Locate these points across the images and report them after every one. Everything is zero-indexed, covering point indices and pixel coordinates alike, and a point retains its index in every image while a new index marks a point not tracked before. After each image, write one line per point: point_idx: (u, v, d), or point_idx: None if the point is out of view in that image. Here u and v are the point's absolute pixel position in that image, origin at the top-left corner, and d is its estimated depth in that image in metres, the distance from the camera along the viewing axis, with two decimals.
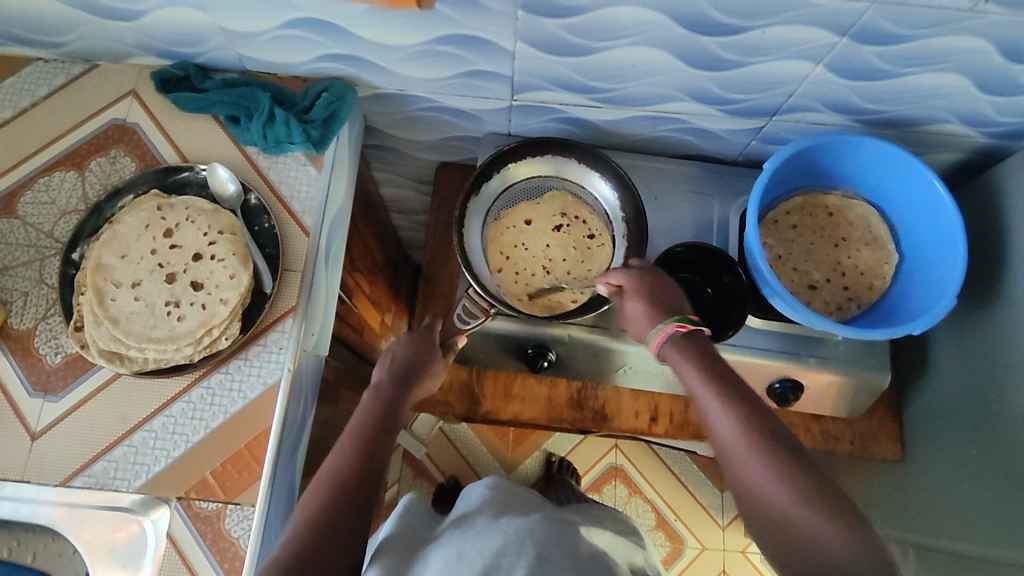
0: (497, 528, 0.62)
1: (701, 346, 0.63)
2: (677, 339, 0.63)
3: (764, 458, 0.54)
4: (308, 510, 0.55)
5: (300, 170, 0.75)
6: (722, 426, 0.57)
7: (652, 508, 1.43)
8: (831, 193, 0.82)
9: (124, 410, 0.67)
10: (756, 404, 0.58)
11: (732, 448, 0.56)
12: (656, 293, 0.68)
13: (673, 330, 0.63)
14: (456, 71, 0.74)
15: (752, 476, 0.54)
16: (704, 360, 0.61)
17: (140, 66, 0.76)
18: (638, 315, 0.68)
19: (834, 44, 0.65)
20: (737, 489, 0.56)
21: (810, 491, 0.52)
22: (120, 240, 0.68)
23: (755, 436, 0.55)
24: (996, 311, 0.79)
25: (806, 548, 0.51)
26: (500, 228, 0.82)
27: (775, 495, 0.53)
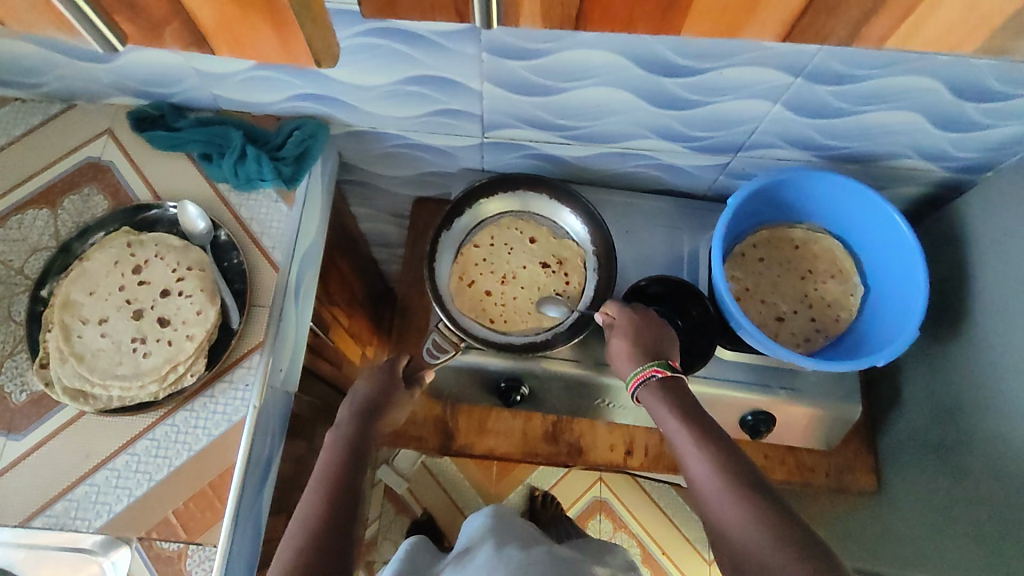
0: (498, 561, 0.64)
1: (678, 390, 0.65)
2: (655, 382, 0.66)
3: (730, 492, 0.55)
4: (283, 559, 0.54)
5: (272, 207, 0.76)
6: (693, 464, 0.59)
7: (638, 542, 1.40)
8: (797, 227, 0.84)
9: (88, 448, 0.67)
10: (727, 443, 0.59)
11: (704, 485, 0.57)
12: (639, 331, 0.70)
13: (650, 374, 0.66)
14: (427, 109, 0.75)
15: (722, 510, 0.55)
16: (679, 403, 0.64)
17: (116, 106, 0.78)
18: (620, 353, 0.69)
19: (789, 84, 0.67)
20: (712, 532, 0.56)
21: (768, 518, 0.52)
22: (89, 276, 0.69)
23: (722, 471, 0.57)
24: (959, 342, 0.79)
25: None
26: (491, 240, 0.84)
27: (738, 526, 0.53)
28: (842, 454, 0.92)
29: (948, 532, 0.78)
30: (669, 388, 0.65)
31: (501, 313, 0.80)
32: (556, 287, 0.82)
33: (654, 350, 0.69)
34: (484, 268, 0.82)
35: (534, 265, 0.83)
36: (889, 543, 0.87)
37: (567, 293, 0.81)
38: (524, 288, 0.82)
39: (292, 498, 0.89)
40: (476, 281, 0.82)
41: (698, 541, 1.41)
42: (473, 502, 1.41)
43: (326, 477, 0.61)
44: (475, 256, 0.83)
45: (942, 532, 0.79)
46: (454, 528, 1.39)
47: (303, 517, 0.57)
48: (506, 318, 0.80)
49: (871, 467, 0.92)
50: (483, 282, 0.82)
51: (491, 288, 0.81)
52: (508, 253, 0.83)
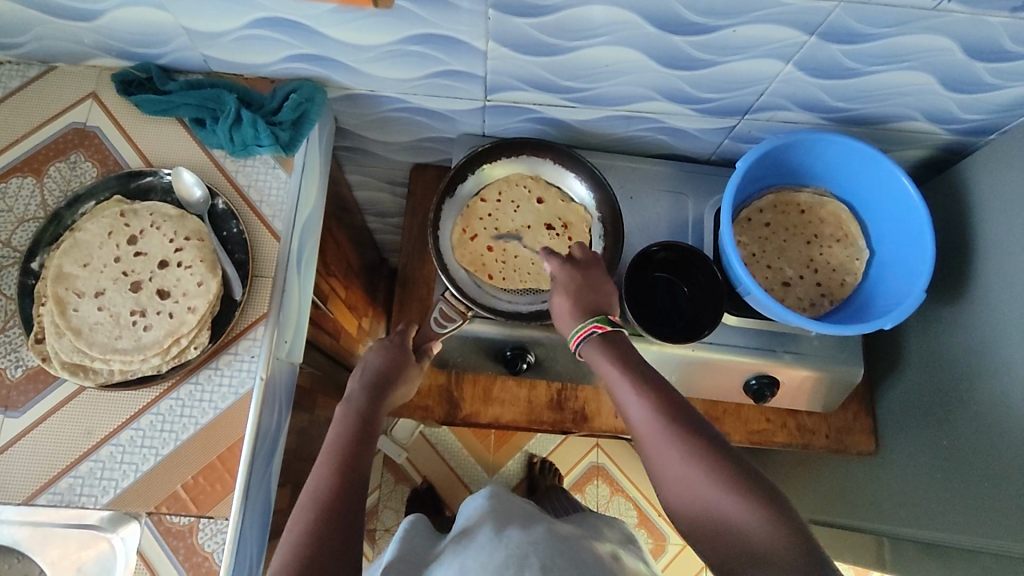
0: (502, 542, 0.62)
1: (620, 344, 0.66)
2: (597, 339, 0.66)
3: (681, 449, 0.58)
4: (294, 532, 0.56)
5: (270, 173, 0.73)
6: (643, 422, 0.61)
7: (635, 505, 1.43)
8: (803, 190, 0.83)
9: (90, 423, 0.65)
10: (672, 398, 0.61)
11: (656, 445, 0.60)
12: (580, 287, 0.69)
13: (591, 331, 0.66)
14: (429, 71, 0.73)
15: (675, 470, 0.58)
16: (621, 358, 0.64)
17: (100, 68, 0.74)
18: (563, 311, 0.69)
19: (804, 43, 0.65)
20: (664, 484, 0.60)
21: (729, 480, 0.56)
22: (82, 247, 0.66)
23: (671, 430, 0.59)
24: (961, 303, 0.80)
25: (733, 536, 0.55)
26: (500, 195, 0.82)
27: (695, 481, 0.57)
28: (842, 416, 0.93)
29: (949, 486, 0.80)
30: (609, 341, 0.65)
31: (498, 269, 0.79)
32: (558, 251, 0.80)
33: (595, 305, 0.68)
34: (488, 223, 0.81)
35: (540, 226, 0.81)
36: (890, 501, 0.90)
37: (569, 258, 0.80)
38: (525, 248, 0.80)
39: (296, 470, 0.88)
40: (479, 236, 0.80)
41: None
42: (472, 471, 1.42)
43: (335, 456, 0.62)
44: (481, 212, 0.81)
45: (944, 488, 0.81)
46: (454, 496, 1.40)
47: (314, 493, 0.59)
48: (502, 277, 0.79)
49: (869, 428, 0.93)
50: (485, 237, 0.80)
51: (493, 243, 0.80)
52: (514, 212, 0.81)
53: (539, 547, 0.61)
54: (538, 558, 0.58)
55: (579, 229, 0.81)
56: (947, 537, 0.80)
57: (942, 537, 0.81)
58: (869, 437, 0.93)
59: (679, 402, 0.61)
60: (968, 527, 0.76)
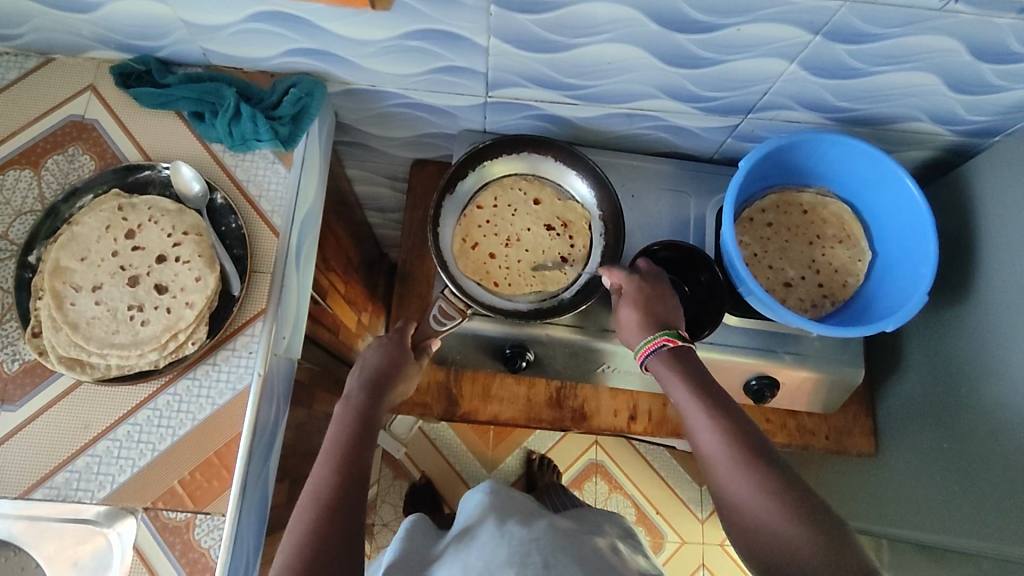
0: (503, 539, 0.61)
1: (689, 360, 0.66)
2: (667, 352, 0.66)
3: (749, 473, 0.58)
4: (296, 530, 0.56)
5: (269, 168, 0.73)
6: (707, 439, 0.61)
7: (633, 503, 1.43)
8: (805, 191, 0.82)
9: (87, 418, 0.65)
10: (742, 420, 0.61)
11: (723, 466, 0.59)
12: (647, 301, 0.69)
13: (661, 344, 0.66)
14: (430, 66, 0.72)
15: (740, 492, 0.58)
16: (691, 375, 0.64)
17: (98, 60, 0.74)
18: (631, 323, 0.69)
19: (808, 43, 0.65)
20: (726, 507, 0.59)
21: (790, 501, 0.56)
22: (79, 241, 0.66)
23: (739, 453, 0.59)
24: (964, 306, 0.80)
25: (788, 560, 0.54)
26: (496, 200, 0.82)
27: (759, 507, 0.56)
28: (842, 417, 0.92)
29: (949, 489, 0.80)
30: (678, 356, 0.66)
31: (504, 275, 0.79)
32: (560, 250, 0.80)
33: (662, 318, 0.69)
34: (486, 229, 0.80)
35: (539, 227, 0.81)
36: (889, 502, 0.90)
37: (571, 257, 0.80)
38: (526, 250, 0.80)
39: (295, 466, 0.88)
40: (479, 243, 0.80)
41: (691, 501, 1.44)
42: (470, 467, 1.42)
43: (335, 454, 0.62)
44: (478, 218, 0.81)
45: (944, 490, 0.80)
46: (452, 492, 1.40)
47: (314, 490, 0.59)
48: (507, 282, 0.79)
49: (869, 429, 0.92)
50: (486, 245, 0.80)
51: (494, 249, 0.80)
52: (511, 216, 0.81)
53: (541, 544, 0.61)
54: (541, 555, 0.58)
55: (579, 228, 0.81)
56: (945, 540, 0.80)
57: (942, 540, 0.80)
58: (869, 440, 0.92)
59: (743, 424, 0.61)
60: (967, 530, 0.76)
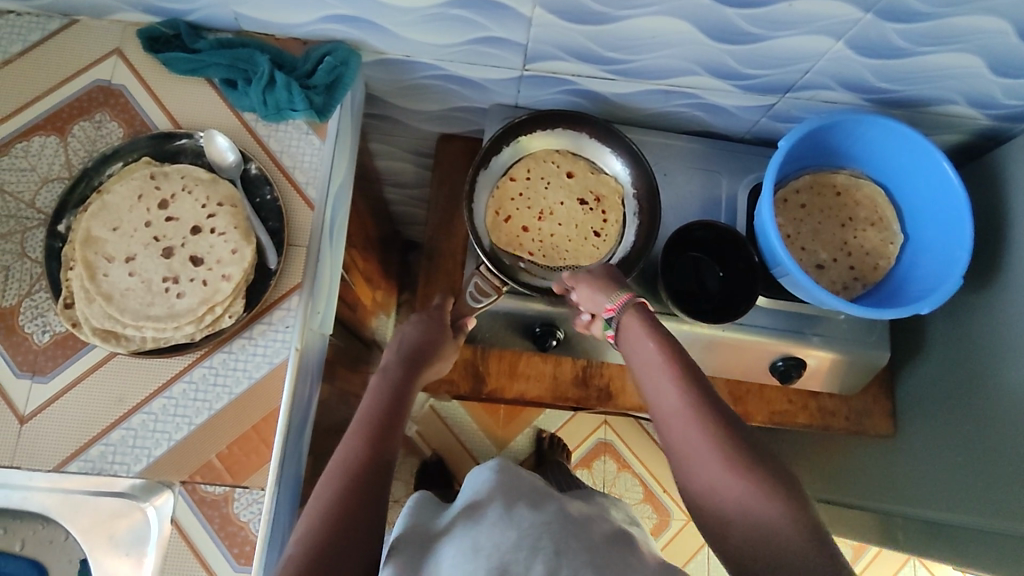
0: (511, 521, 0.60)
1: (651, 321, 0.65)
2: (633, 311, 0.65)
3: (709, 439, 0.57)
4: (322, 498, 0.56)
5: (303, 139, 0.71)
6: (669, 401, 0.60)
7: (640, 482, 1.44)
8: (840, 172, 0.82)
9: (121, 390, 0.64)
10: (706, 386, 0.60)
11: (683, 430, 0.58)
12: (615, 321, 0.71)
13: (627, 303, 0.66)
14: (468, 36, 0.70)
15: (700, 457, 0.57)
16: (656, 337, 0.63)
17: (124, 23, 0.71)
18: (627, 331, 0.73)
19: (858, 20, 0.64)
20: (683, 470, 0.59)
21: (752, 469, 0.55)
22: (110, 210, 0.64)
23: (700, 419, 0.58)
24: (992, 290, 0.80)
25: (751, 527, 0.53)
26: (529, 173, 0.80)
27: (721, 474, 0.56)
28: (863, 399, 0.93)
29: (974, 471, 0.81)
30: (643, 317, 0.65)
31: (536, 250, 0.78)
32: (594, 225, 0.79)
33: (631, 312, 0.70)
34: (519, 202, 0.79)
35: (573, 201, 0.80)
36: (907, 482, 0.91)
37: (604, 231, 0.79)
38: (559, 224, 0.79)
39: (319, 441, 0.87)
40: (512, 216, 0.79)
41: None
42: (481, 446, 1.43)
43: (366, 426, 0.62)
44: (511, 191, 0.80)
45: (967, 471, 0.82)
46: (462, 469, 1.40)
47: (344, 460, 0.59)
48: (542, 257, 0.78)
49: (888, 411, 0.93)
50: (520, 218, 0.79)
51: (527, 222, 0.79)
52: (547, 189, 0.80)
53: (552, 529, 0.59)
54: (552, 541, 0.57)
55: (612, 204, 0.80)
56: (953, 518, 0.84)
57: (977, 523, 0.81)
58: (889, 420, 0.93)
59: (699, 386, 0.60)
60: (996, 511, 0.78)
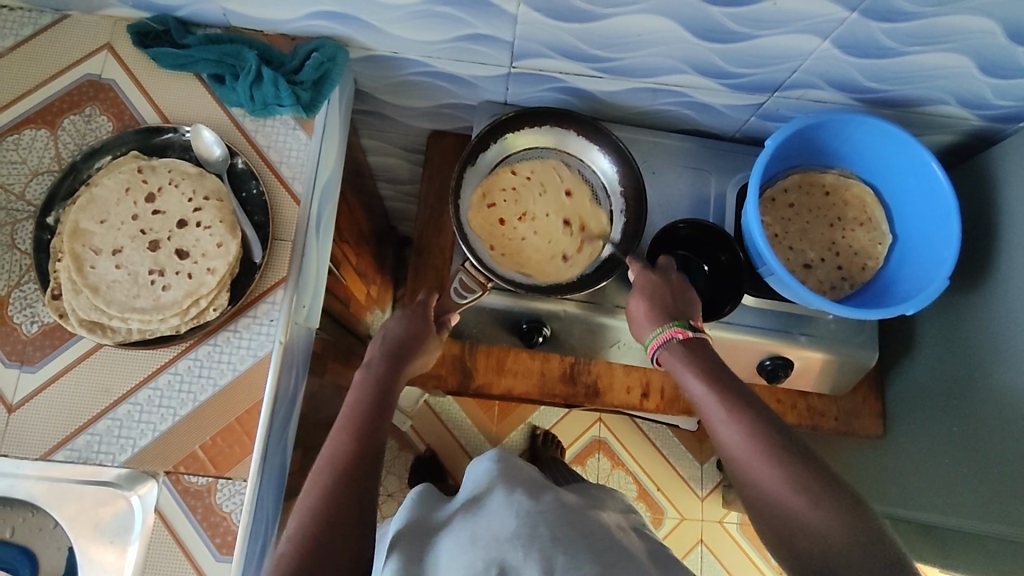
0: (509, 511, 0.60)
1: (698, 350, 0.68)
2: (677, 342, 0.68)
3: (761, 454, 0.58)
4: (311, 496, 0.56)
5: (290, 134, 0.72)
6: (720, 422, 0.62)
7: (634, 480, 1.45)
8: (829, 172, 0.82)
9: (108, 381, 0.65)
10: (756, 409, 0.61)
11: (736, 449, 0.60)
12: (660, 295, 0.71)
13: (672, 334, 0.69)
14: (455, 34, 0.71)
15: (756, 475, 0.58)
16: (705, 365, 0.66)
17: (114, 18, 0.72)
18: (640, 316, 0.72)
19: (844, 20, 0.64)
20: (743, 488, 0.59)
21: (808, 483, 0.56)
22: (98, 203, 0.65)
23: (752, 437, 0.59)
24: (982, 291, 0.80)
25: (809, 538, 0.54)
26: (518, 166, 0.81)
27: (777, 488, 0.56)
28: (852, 400, 0.92)
29: (965, 471, 0.80)
30: (688, 346, 0.68)
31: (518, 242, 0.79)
32: (578, 226, 0.80)
33: (673, 311, 0.71)
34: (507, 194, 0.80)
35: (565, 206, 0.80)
36: (897, 484, 0.91)
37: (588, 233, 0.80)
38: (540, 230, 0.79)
39: (308, 434, 0.88)
40: (499, 207, 0.79)
41: (691, 479, 1.46)
42: (475, 442, 1.43)
43: (351, 420, 0.63)
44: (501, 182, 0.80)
45: (957, 472, 0.81)
46: (456, 465, 1.41)
47: (330, 457, 0.59)
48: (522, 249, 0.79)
49: (877, 411, 0.93)
50: (503, 209, 0.79)
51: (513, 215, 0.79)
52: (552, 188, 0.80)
53: (547, 517, 0.59)
54: (548, 529, 0.57)
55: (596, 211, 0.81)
56: (945, 521, 0.84)
57: (958, 524, 0.81)
58: (878, 421, 0.93)
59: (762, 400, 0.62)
60: (982, 514, 0.77)
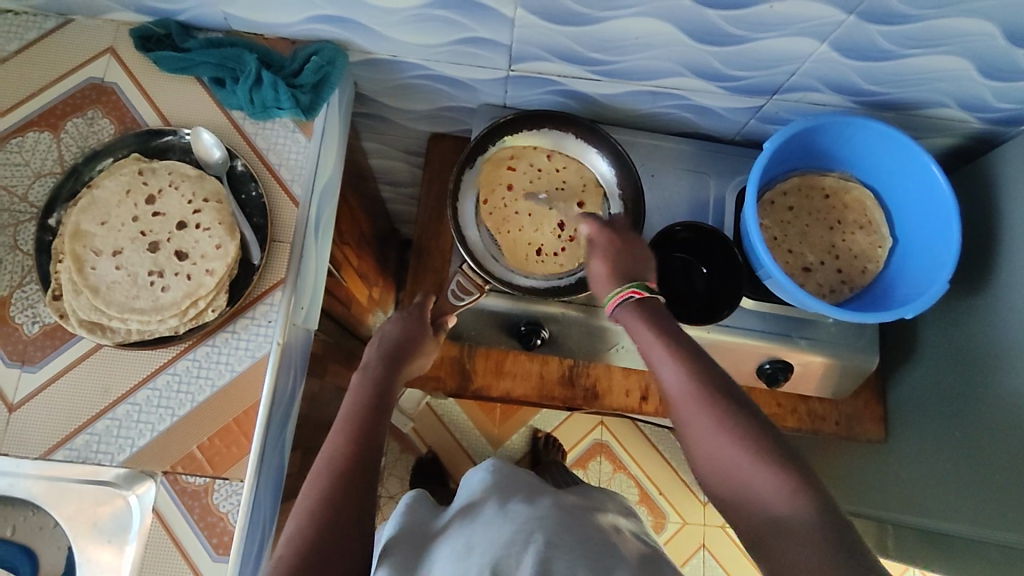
0: (505, 517, 0.60)
1: (654, 310, 0.65)
2: (632, 302, 0.66)
3: (712, 418, 0.57)
4: (309, 497, 0.56)
5: (289, 137, 0.73)
6: (672, 384, 0.60)
7: (636, 483, 1.44)
8: (828, 175, 0.82)
9: (107, 381, 0.65)
10: (707, 369, 0.60)
11: (687, 412, 0.58)
12: (619, 256, 0.70)
13: (627, 295, 0.66)
14: (453, 37, 0.71)
15: (707, 438, 0.57)
16: (658, 323, 0.63)
17: (117, 22, 0.73)
18: (600, 275, 0.70)
19: (842, 22, 0.63)
20: (694, 450, 0.58)
21: (760, 449, 0.54)
22: (99, 205, 0.66)
23: (704, 400, 0.58)
24: (984, 294, 0.79)
25: (761, 504, 0.53)
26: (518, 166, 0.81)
27: (730, 453, 0.55)
28: (853, 404, 0.92)
29: (967, 477, 0.80)
30: (645, 307, 0.65)
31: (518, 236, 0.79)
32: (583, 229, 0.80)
33: (631, 271, 0.69)
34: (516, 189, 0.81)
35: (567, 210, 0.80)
36: (899, 489, 0.91)
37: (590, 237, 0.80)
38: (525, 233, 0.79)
39: (308, 435, 0.88)
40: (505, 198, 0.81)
41: (694, 483, 1.45)
42: (476, 444, 1.43)
43: (349, 421, 0.63)
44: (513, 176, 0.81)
45: (959, 477, 0.81)
46: (457, 467, 1.41)
47: (328, 460, 0.59)
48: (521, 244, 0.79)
49: (879, 415, 0.92)
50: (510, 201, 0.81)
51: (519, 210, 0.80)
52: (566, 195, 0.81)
53: (546, 521, 0.59)
54: (544, 533, 0.56)
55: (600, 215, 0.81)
56: (946, 527, 0.83)
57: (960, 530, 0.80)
58: (879, 425, 0.92)
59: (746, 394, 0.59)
60: (982, 520, 0.76)
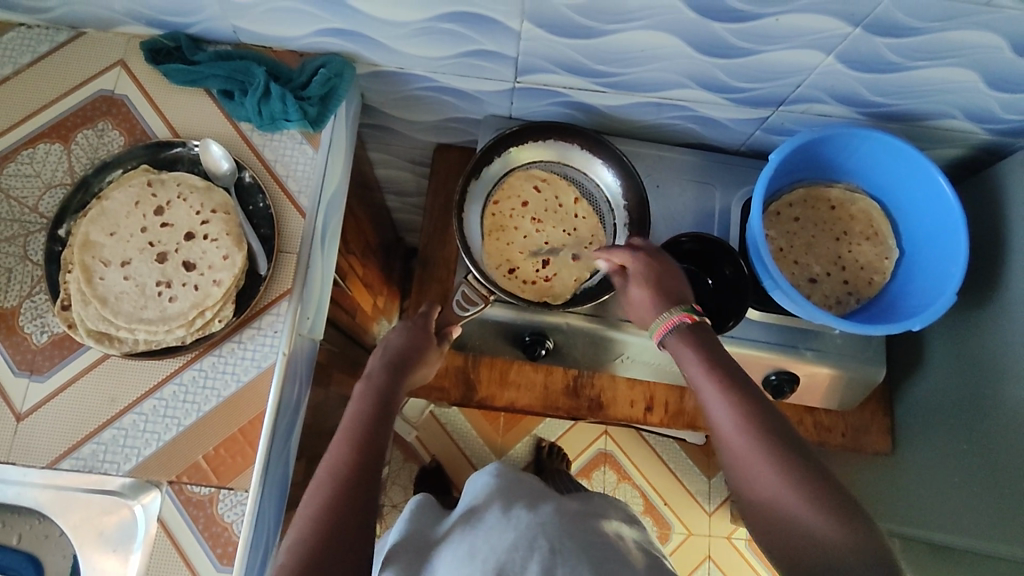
0: (508, 523, 0.60)
1: (704, 337, 0.64)
2: (683, 328, 0.64)
3: (762, 451, 0.56)
4: (311, 507, 0.56)
5: (297, 148, 0.73)
6: (720, 413, 0.59)
7: (641, 494, 1.43)
8: (834, 186, 0.82)
9: (114, 391, 0.65)
10: (759, 400, 0.59)
11: (735, 443, 0.57)
12: (661, 279, 0.68)
13: (678, 321, 0.64)
14: (460, 50, 0.72)
15: (756, 471, 0.56)
16: (707, 351, 0.62)
17: (128, 35, 0.74)
18: (642, 302, 0.68)
19: (847, 35, 0.64)
20: (739, 481, 0.58)
21: (810, 486, 0.53)
22: (108, 216, 0.66)
23: (754, 432, 0.57)
24: (991, 306, 0.79)
25: (807, 542, 0.52)
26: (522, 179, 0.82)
27: (777, 487, 0.54)
28: (860, 415, 0.91)
29: (977, 489, 0.79)
30: (694, 333, 0.64)
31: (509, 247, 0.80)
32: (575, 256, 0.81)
33: (677, 296, 0.67)
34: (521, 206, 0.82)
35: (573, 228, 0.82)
36: (907, 501, 0.90)
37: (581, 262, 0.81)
38: (525, 255, 0.80)
39: (312, 444, 0.88)
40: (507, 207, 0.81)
41: (699, 494, 1.44)
42: (480, 453, 1.43)
43: (352, 431, 0.63)
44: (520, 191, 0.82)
45: (969, 490, 0.80)
46: (461, 476, 1.41)
47: (331, 469, 0.59)
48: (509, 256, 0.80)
49: (886, 427, 0.91)
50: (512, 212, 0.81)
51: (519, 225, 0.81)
52: (576, 220, 0.82)
53: (548, 529, 0.58)
54: (548, 540, 0.56)
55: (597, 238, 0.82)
56: (955, 541, 0.82)
57: (970, 544, 0.80)
58: (886, 437, 0.91)
59: (789, 419, 0.58)
60: (992, 534, 0.76)
